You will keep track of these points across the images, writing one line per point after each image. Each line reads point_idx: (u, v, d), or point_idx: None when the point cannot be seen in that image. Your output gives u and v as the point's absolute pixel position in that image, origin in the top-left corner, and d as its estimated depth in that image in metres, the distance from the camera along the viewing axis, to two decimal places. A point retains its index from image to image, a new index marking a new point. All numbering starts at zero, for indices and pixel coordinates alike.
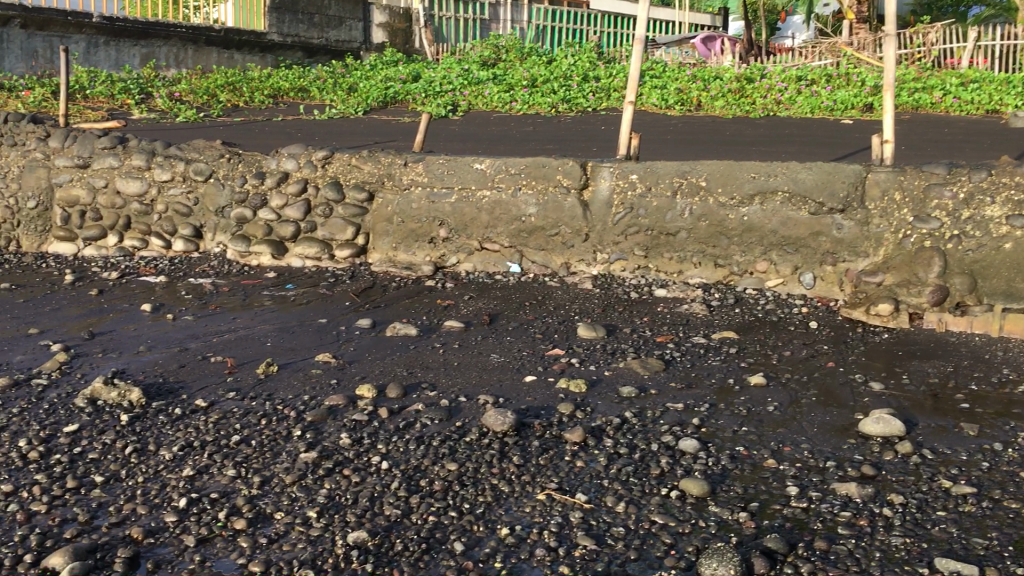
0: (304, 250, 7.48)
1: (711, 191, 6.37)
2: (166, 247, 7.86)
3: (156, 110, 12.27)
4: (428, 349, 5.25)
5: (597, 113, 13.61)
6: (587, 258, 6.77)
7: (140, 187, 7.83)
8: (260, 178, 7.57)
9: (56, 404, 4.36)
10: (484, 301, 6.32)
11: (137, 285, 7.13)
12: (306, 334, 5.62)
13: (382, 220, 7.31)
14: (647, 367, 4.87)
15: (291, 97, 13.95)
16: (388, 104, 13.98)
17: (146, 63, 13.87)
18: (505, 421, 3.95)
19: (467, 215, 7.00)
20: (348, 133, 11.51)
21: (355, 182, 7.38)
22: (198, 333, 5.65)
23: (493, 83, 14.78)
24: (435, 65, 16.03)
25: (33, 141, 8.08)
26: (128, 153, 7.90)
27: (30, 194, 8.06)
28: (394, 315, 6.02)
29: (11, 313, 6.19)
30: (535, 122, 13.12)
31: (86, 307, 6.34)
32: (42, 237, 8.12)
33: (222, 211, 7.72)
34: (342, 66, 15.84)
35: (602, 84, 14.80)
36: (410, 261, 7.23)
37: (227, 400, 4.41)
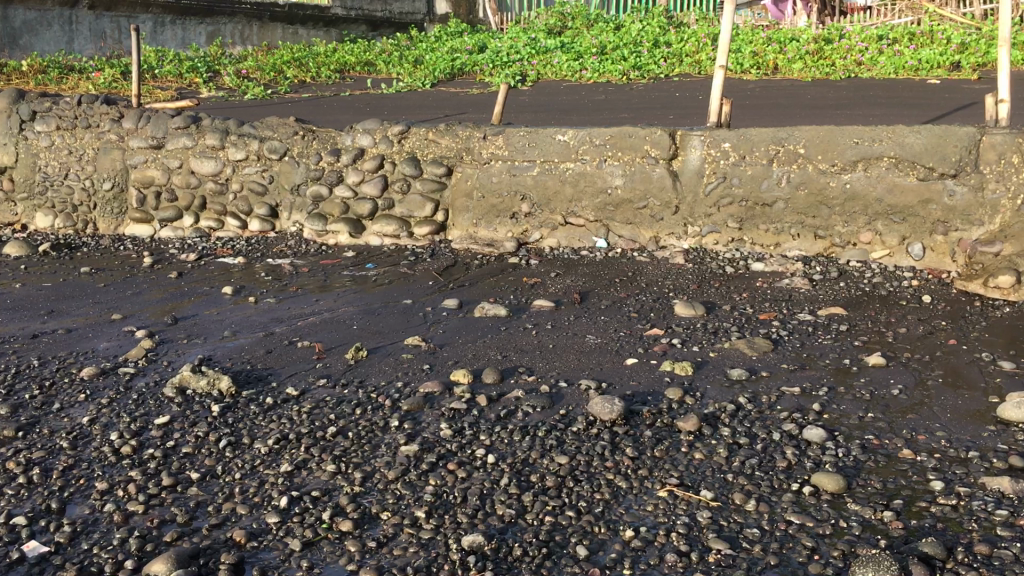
0: (383, 228, 7.34)
1: (810, 158, 5.98)
2: (241, 227, 7.79)
3: (224, 88, 12.22)
4: (520, 331, 5.04)
5: (670, 80, 13.16)
6: (677, 231, 6.49)
7: (215, 167, 7.73)
8: (335, 155, 7.43)
9: (145, 395, 4.27)
10: (572, 279, 6.08)
11: (215, 267, 7.05)
12: (392, 316, 5.45)
13: (461, 196, 7.12)
14: (755, 347, 4.58)
15: (357, 71, 13.77)
16: (456, 76, 13.72)
17: (212, 41, 13.82)
18: (614, 409, 3.73)
19: (550, 188, 6.74)
20: (417, 107, 11.29)
21: (434, 156, 7.20)
22: (281, 316, 5.53)
23: (562, 52, 14.40)
24: (501, 34, 15.69)
25: (108, 123, 7.96)
26: (202, 132, 7.76)
27: (105, 176, 8.02)
28: (480, 295, 5.82)
29: (94, 298, 6.15)
30: (607, 90, 12.74)
31: (167, 291, 6.27)
32: (118, 219, 8.10)
33: (298, 189, 7.60)
34: (407, 39, 15.60)
35: (674, 49, 14.30)
36: (491, 237, 7.02)
37: (318, 388, 4.26)
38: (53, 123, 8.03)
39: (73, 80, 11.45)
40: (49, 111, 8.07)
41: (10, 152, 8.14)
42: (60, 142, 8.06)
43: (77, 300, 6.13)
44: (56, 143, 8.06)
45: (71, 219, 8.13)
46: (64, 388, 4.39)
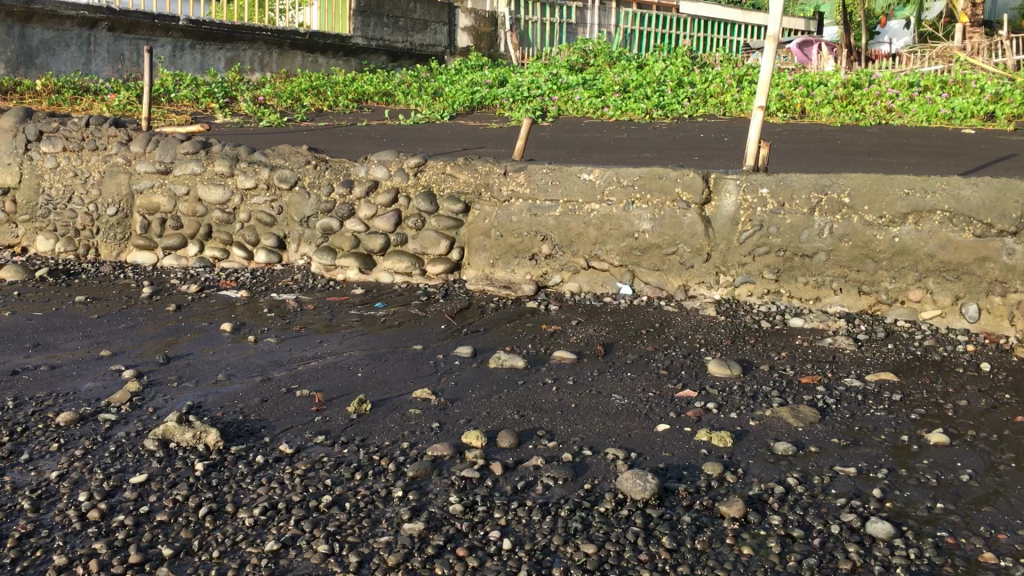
0: (394, 265, 6.94)
1: (855, 208, 5.59)
2: (248, 258, 7.39)
3: (239, 114, 11.94)
4: (539, 387, 4.61)
5: (694, 120, 12.81)
6: (708, 280, 6.05)
7: (222, 195, 7.38)
8: (348, 187, 7.08)
9: (123, 446, 3.85)
10: (594, 327, 5.65)
11: (216, 300, 6.66)
12: (399, 364, 5.03)
13: (478, 234, 6.72)
14: (800, 417, 4.14)
15: (375, 102, 13.49)
16: (475, 109, 13.43)
17: (231, 67, 13.51)
18: (646, 487, 3.29)
19: (573, 230, 6.35)
20: (434, 139, 10.97)
21: (450, 191, 6.85)
22: (281, 359, 5.12)
23: (584, 89, 14.07)
24: (522, 69, 15.39)
25: (115, 146, 7.64)
26: (211, 158, 7.44)
27: (110, 201, 7.66)
28: (496, 343, 5.40)
29: (84, 331, 5.75)
30: (630, 129, 12.40)
31: (163, 326, 5.87)
32: (121, 246, 7.72)
33: (308, 221, 7.23)
34: (426, 71, 15.32)
35: (699, 90, 13.95)
36: (508, 279, 6.59)
37: (315, 446, 3.84)
38: (59, 144, 7.73)
39: (86, 101, 11.16)
40: (55, 132, 7.78)
41: (13, 172, 7.80)
42: (65, 164, 7.73)
43: (65, 332, 5.73)
44: (61, 165, 7.74)
45: (72, 243, 7.75)
46: (35, 434, 3.98)
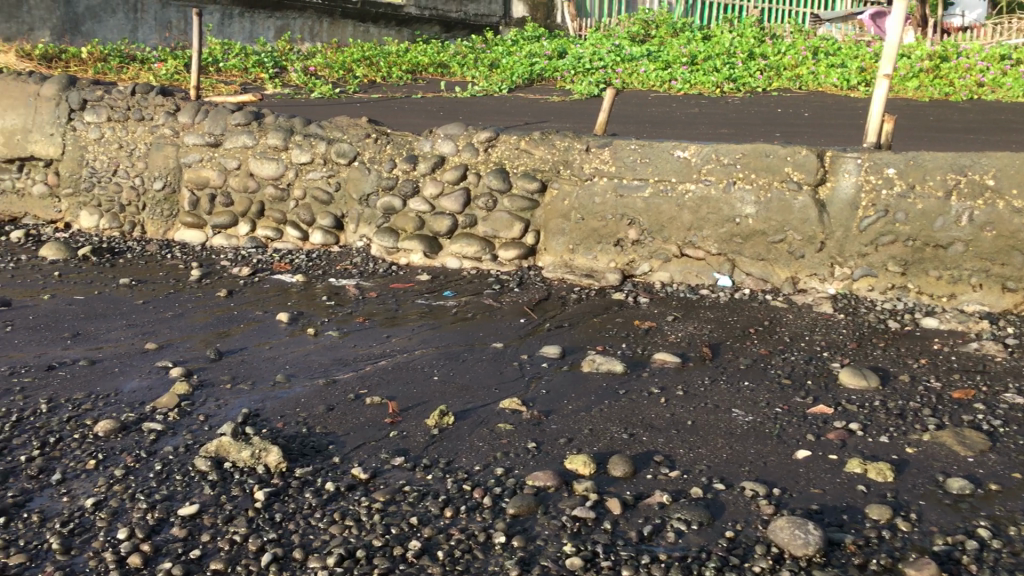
0: (463, 249, 6.35)
1: (1001, 192, 4.97)
2: (302, 239, 6.84)
3: (290, 85, 11.40)
4: (644, 398, 3.97)
5: (769, 94, 12.00)
6: (821, 272, 5.40)
7: (275, 170, 6.80)
8: (412, 162, 6.48)
9: (169, 464, 3.29)
10: (693, 326, 5.02)
11: (269, 286, 6.11)
12: (480, 366, 4.42)
13: (556, 216, 6.06)
14: (967, 444, 3.46)
15: (430, 73, 12.85)
16: (534, 82, 12.73)
17: (281, 36, 13.02)
18: (809, 541, 2.68)
19: (664, 214, 5.69)
20: (495, 113, 10.33)
21: (525, 169, 6.21)
22: (346, 357, 4.53)
23: (649, 60, 13.25)
24: (581, 40, 14.54)
25: (162, 116, 7.09)
26: (264, 131, 6.86)
27: (157, 174, 7.13)
28: (585, 343, 4.78)
29: (128, 320, 5.21)
30: (700, 103, 11.64)
31: (213, 315, 5.32)
32: (167, 223, 7.21)
33: (367, 199, 6.65)
34: (481, 42, 14.60)
35: (771, 62, 13.08)
36: (591, 266, 5.97)
37: (393, 470, 3.26)
38: (104, 114, 7.19)
39: (133, 70, 10.66)
40: (100, 100, 7.25)
41: (56, 144, 7.27)
42: (110, 135, 7.20)
43: (108, 320, 5.20)
44: (106, 136, 7.21)
45: (117, 220, 7.26)
46: (70, 446, 3.43)
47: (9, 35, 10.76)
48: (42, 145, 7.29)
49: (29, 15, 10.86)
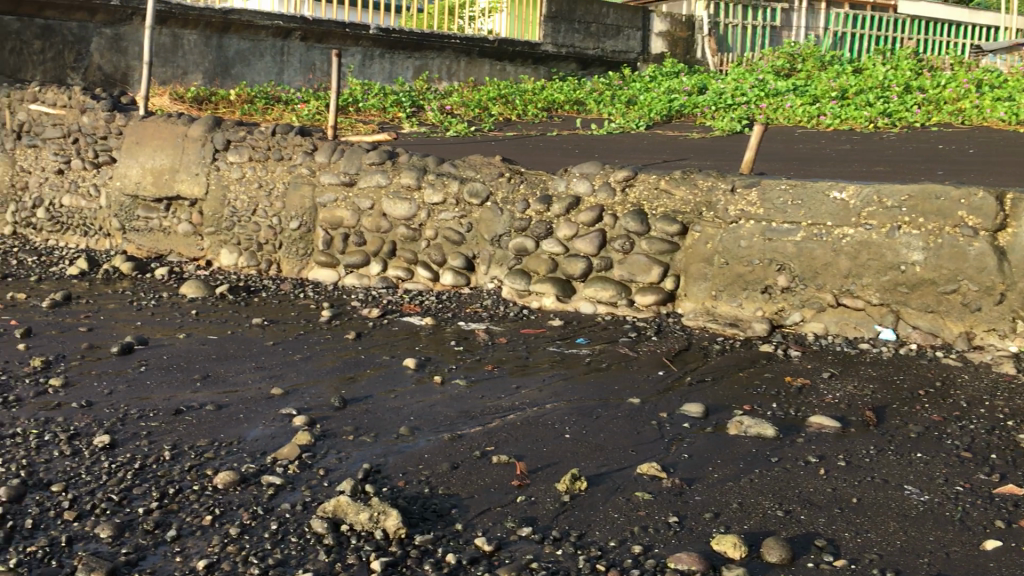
0: (597, 293, 6.07)
1: None
2: (433, 279, 6.72)
3: (427, 124, 11.45)
4: (800, 469, 3.55)
5: (928, 130, 11.26)
6: (999, 327, 4.98)
7: (408, 210, 6.71)
8: (545, 203, 6.23)
9: (286, 524, 3.10)
10: (852, 386, 4.56)
11: (399, 328, 5.97)
12: (615, 423, 4.10)
13: (699, 261, 5.72)
14: None
15: (566, 110, 12.70)
16: (673, 119, 12.39)
17: (419, 76, 13.16)
18: None
19: (818, 259, 5.33)
20: (633, 150, 10.05)
21: (664, 211, 5.89)
22: (473, 409, 4.29)
23: (795, 95, 12.68)
24: (723, 75, 14.09)
25: (300, 156, 7.13)
26: (398, 170, 6.79)
27: (294, 214, 7.15)
28: (731, 401, 4.38)
29: (257, 362, 5.15)
30: (851, 139, 11.02)
31: (341, 359, 5.20)
32: (302, 262, 7.22)
33: (499, 240, 6.46)
34: (619, 78, 14.35)
35: (929, 95, 12.28)
36: (735, 314, 5.60)
37: (521, 542, 2.97)
38: (246, 154, 7.28)
39: (278, 111, 10.94)
40: (242, 140, 7.34)
41: (200, 184, 7.41)
42: (251, 174, 7.28)
43: (238, 362, 5.15)
44: (247, 176, 7.29)
45: (255, 258, 7.33)
46: (188, 499, 3.30)
47: (166, 79, 11.18)
48: (188, 185, 7.44)
49: (183, 59, 11.31)
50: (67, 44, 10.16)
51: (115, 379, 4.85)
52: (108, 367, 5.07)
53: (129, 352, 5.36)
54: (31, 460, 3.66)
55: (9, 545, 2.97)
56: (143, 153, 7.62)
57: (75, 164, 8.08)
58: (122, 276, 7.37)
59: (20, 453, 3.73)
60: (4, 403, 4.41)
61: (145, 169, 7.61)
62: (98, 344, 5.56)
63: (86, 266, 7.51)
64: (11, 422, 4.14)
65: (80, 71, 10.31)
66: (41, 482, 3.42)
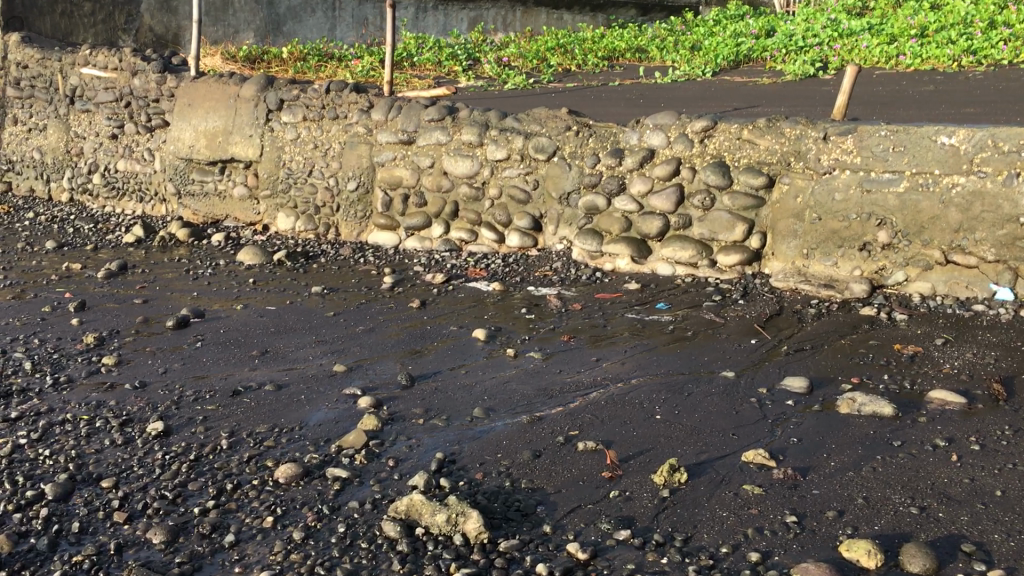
0: (676, 253, 5.68)
1: None
2: (498, 241, 6.38)
3: (483, 77, 11.03)
4: (928, 455, 3.14)
5: (1016, 67, 10.49)
6: None
7: (470, 168, 6.34)
8: (617, 157, 5.84)
9: (355, 526, 2.80)
10: (971, 353, 4.10)
11: (465, 295, 5.64)
12: (709, 400, 3.71)
13: (787, 216, 5.28)
14: None
15: (628, 58, 12.14)
16: (741, 64, 11.77)
17: (474, 28, 12.76)
18: None
19: (924, 213, 4.84)
20: (700, 98, 9.53)
21: (748, 162, 5.46)
22: (551, 387, 3.94)
23: (870, 34, 11.90)
24: (791, 16, 13.34)
25: (356, 114, 6.75)
26: (458, 126, 6.40)
27: (351, 174, 6.83)
28: (836, 374, 3.96)
29: (317, 336, 4.87)
30: (935, 80, 10.34)
31: (405, 330, 4.89)
32: (361, 225, 6.92)
33: (568, 198, 6.07)
34: (681, 24, 13.72)
35: (1016, 30, 11.35)
36: (830, 275, 5.15)
37: (619, 549, 2.63)
38: (299, 113, 6.94)
39: (331, 68, 10.60)
40: (296, 99, 6.98)
41: (254, 145, 7.12)
42: (306, 135, 6.96)
43: (298, 336, 4.88)
44: (302, 136, 6.97)
45: (313, 221, 7.04)
46: (247, 496, 3.02)
47: (217, 38, 10.94)
48: (242, 147, 7.15)
49: (234, 18, 10.99)
50: (117, 5, 9.99)
51: (171, 356, 4.61)
52: (164, 343, 4.84)
53: (186, 326, 5.13)
54: (80, 451, 3.42)
55: (55, 554, 2.74)
56: (195, 115, 7.35)
57: (128, 129, 7.85)
58: (178, 243, 7.15)
59: (70, 443, 3.49)
60: (56, 384, 4.19)
61: (199, 132, 7.34)
62: (154, 317, 5.33)
63: (143, 233, 7.31)
64: (61, 406, 3.90)
65: (132, 33, 10.17)
66: (89, 477, 3.18)
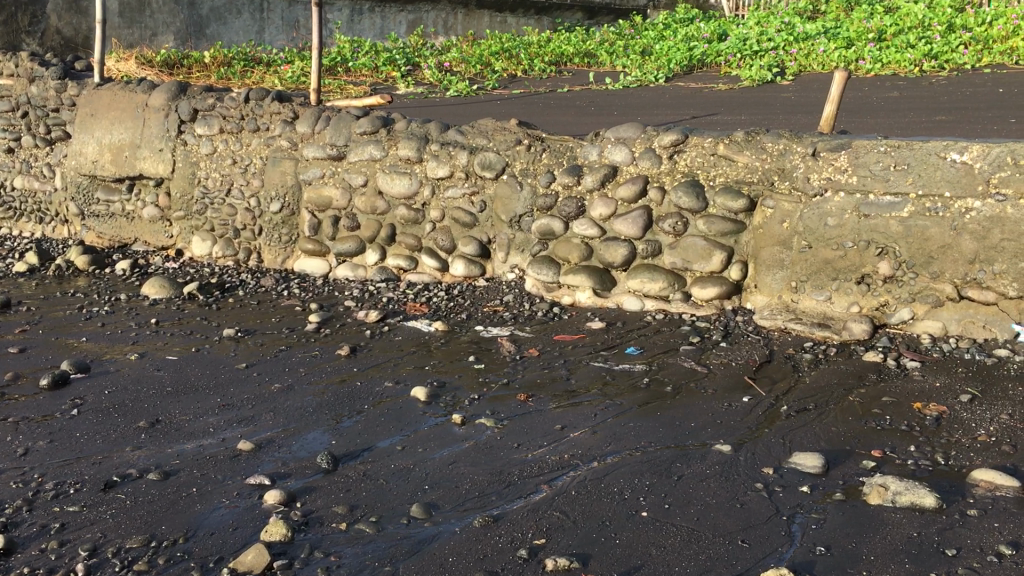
0: (644, 285, 4.96)
1: None
2: (441, 270, 5.60)
3: (424, 83, 10.24)
4: (996, 571, 2.45)
5: (979, 72, 9.94)
6: None
7: (408, 187, 5.55)
8: (575, 174, 5.11)
9: None
10: (1007, 413, 3.44)
11: (403, 338, 4.85)
12: (704, 488, 2.98)
13: (772, 244, 4.60)
14: None
15: (576, 64, 11.47)
16: (694, 69, 11.14)
17: (413, 31, 12.01)
18: None
19: (932, 241, 4.21)
20: (655, 106, 8.87)
21: (725, 182, 4.77)
22: (507, 471, 3.18)
23: (827, 38, 11.32)
24: (741, 20, 12.78)
25: (279, 126, 5.93)
26: (394, 139, 5.62)
27: (274, 194, 6.00)
28: (852, 445, 3.27)
29: (224, 398, 4.04)
30: (898, 86, 9.80)
31: (331, 391, 4.09)
32: (286, 250, 6.08)
33: (519, 221, 5.32)
34: (630, 28, 13.09)
35: (975, 33, 10.77)
36: (823, 312, 4.48)
37: None
38: (216, 124, 6.10)
39: (259, 74, 9.73)
40: (211, 109, 6.13)
41: (164, 161, 6.25)
42: (223, 149, 6.12)
43: (198, 399, 4.04)
44: (219, 150, 6.13)
45: (232, 246, 6.19)
46: None
47: (132, 41, 9.95)
48: (151, 162, 6.27)
49: (151, 19, 10.03)
50: (20, 5, 8.98)
51: (36, 430, 3.74)
52: (31, 411, 3.95)
53: (65, 386, 4.25)
54: None
55: None
56: (99, 127, 6.44)
57: (25, 142, 6.89)
58: (77, 273, 6.23)
59: None
60: None
61: (103, 145, 6.44)
62: (30, 373, 4.45)
63: (37, 261, 6.39)
64: None
65: (37, 36, 9.15)
66: None
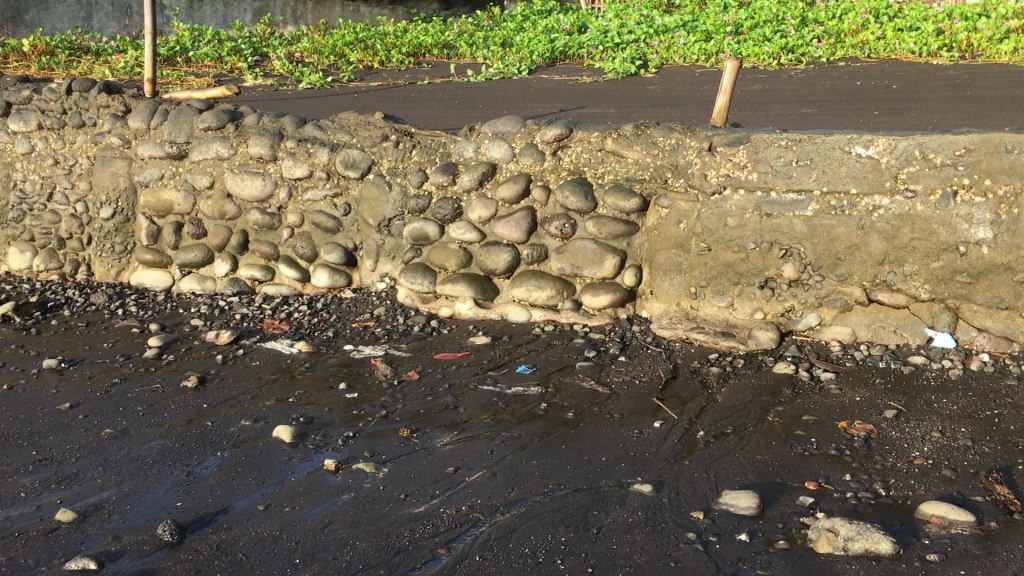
0: (531, 294, 4.49)
1: None
2: (302, 281, 4.97)
3: (273, 75, 9.47)
4: None
5: (834, 65, 9.94)
6: None
7: (261, 188, 4.91)
8: (450, 173, 4.61)
9: None
10: (939, 430, 3.17)
11: (261, 364, 4.22)
12: (629, 544, 2.57)
13: (669, 247, 4.24)
14: None
15: (435, 55, 10.93)
16: (557, 61, 10.79)
17: (259, 19, 11.20)
18: None
19: (839, 241, 3.92)
20: (521, 98, 8.44)
21: (615, 179, 4.37)
22: (395, 534, 2.66)
23: (686, 31, 11.16)
24: (599, 12, 12.54)
25: (107, 120, 5.17)
26: (244, 135, 4.98)
27: (104, 198, 5.22)
28: (783, 477, 2.92)
29: (41, 451, 3.34)
30: (758, 78, 9.71)
31: (175, 435, 3.44)
32: (119, 262, 5.30)
33: (389, 226, 4.77)
34: (487, 19, 12.64)
35: (827, 27, 10.86)
36: (726, 319, 4.15)
37: None
38: (33, 120, 5.29)
39: (86, 64, 8.74)
40: (27, 102, 5.32)
41: None
42: (42, 147, 5.30)
43: (9, 453, 3.33)
44: (38, 149, 5.31)
45: (56, 258, 5.36)
46: None
47: None
48: None
49: None
50: None
51: None
52: None
53: None
54: None
55: None
56: None
57: None
58: None
59: None
60: None
61: None
62: None
63: None
64: None
65: None
66: None
